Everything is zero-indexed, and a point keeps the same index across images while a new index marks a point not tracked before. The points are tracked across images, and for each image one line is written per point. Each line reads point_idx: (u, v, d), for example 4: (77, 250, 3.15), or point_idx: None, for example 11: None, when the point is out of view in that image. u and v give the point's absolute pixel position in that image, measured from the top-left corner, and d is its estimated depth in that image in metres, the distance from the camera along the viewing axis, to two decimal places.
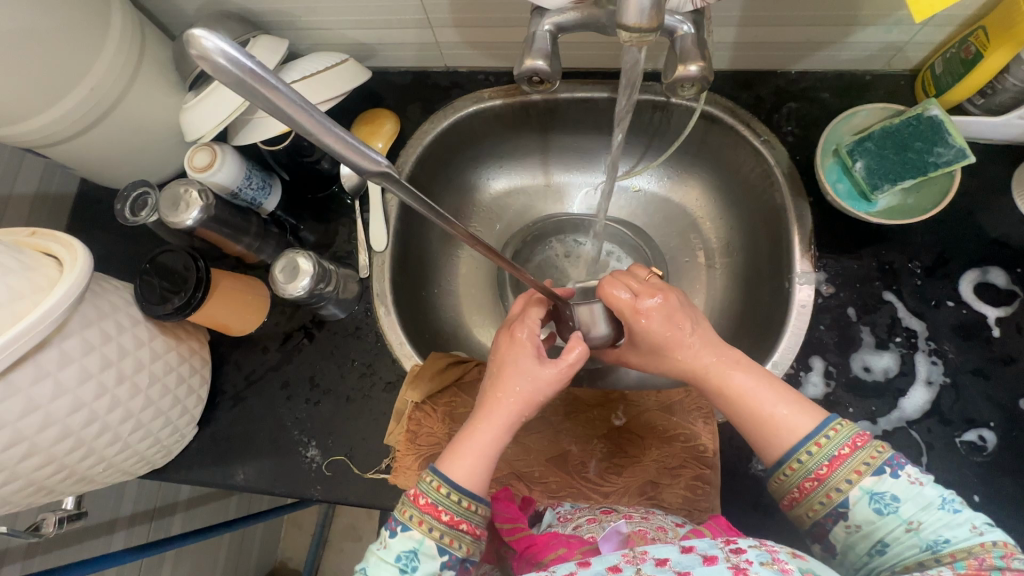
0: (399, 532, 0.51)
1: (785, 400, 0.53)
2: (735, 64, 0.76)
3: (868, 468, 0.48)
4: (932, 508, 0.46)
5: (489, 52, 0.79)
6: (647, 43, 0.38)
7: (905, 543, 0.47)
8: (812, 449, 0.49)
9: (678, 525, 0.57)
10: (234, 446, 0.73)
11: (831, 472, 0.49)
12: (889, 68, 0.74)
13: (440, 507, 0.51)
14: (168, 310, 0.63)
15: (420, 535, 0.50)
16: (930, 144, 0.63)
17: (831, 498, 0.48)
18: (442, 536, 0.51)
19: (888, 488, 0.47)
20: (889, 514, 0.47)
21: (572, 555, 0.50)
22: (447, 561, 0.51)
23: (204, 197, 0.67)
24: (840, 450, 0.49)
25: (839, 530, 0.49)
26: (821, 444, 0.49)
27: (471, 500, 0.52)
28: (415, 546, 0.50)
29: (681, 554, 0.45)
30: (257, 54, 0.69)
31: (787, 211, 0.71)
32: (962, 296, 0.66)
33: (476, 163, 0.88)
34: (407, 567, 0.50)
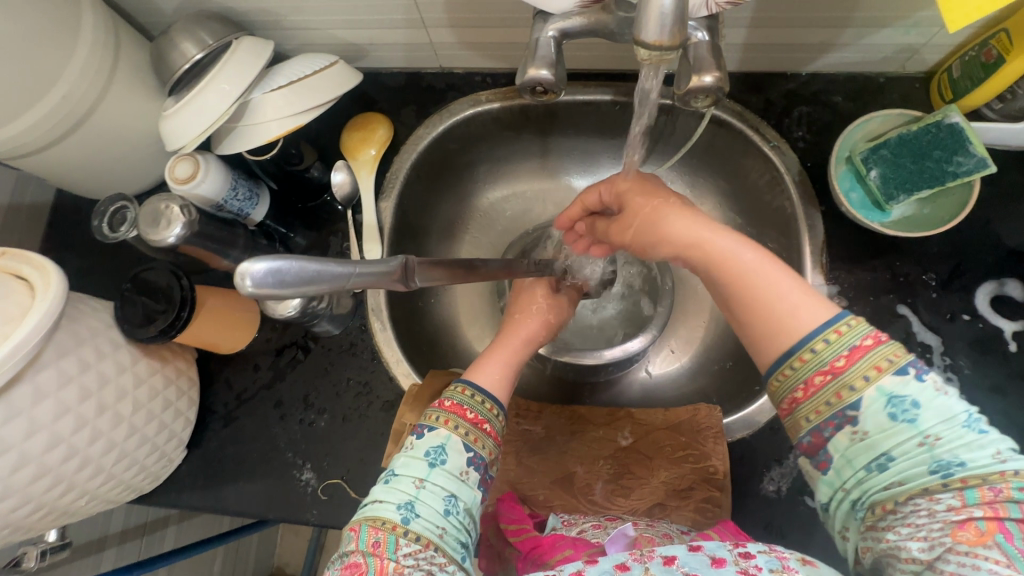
0: (427, 432, 0.52)
1: (793, 286, 0.46)
2: (744, 65, 0.72)
3: (891, 366, 0.41)
4: (955, 423, 0.39)
5: (487, 53, 0.75)
6: (667, 62, 0.34)
7: (913, 458, 0.40)
8: (831, 337, 0.42)
9: (682, 533, 0.57)
10: (225, 469, 0.70)
11: (849, 363, 0.41)
12: (903, 70, 0.71)
13: (467, 407, 0.54)
14: (151, 333, 0.60)
15: (446, 433, 0.52)
16: (949, 153, 0.60)
17: (842, 397, 0.41)
18: (467, 434, 0.52)
19: (908, 393, 0.40)
20: (903, 422, 0.40)
21: (579, 555, 0.50)
22: (472, 458, 0.51)
23: (186, 212, 0.62)
24: (862, 342, 0.41)
25: (842, 437, 0.42)
26: (841, 333, 0.42)
27: (492, 403, 0.55)
28: (442, 442, 0.51)
29: (687, 554, 0.46)
30: (240, 57, 0.65)
31: (797, 220, 0.69)
32: (978, 309, 0.64)
33: (473, 168, 0.84)
34: (435, 462, 0.50)
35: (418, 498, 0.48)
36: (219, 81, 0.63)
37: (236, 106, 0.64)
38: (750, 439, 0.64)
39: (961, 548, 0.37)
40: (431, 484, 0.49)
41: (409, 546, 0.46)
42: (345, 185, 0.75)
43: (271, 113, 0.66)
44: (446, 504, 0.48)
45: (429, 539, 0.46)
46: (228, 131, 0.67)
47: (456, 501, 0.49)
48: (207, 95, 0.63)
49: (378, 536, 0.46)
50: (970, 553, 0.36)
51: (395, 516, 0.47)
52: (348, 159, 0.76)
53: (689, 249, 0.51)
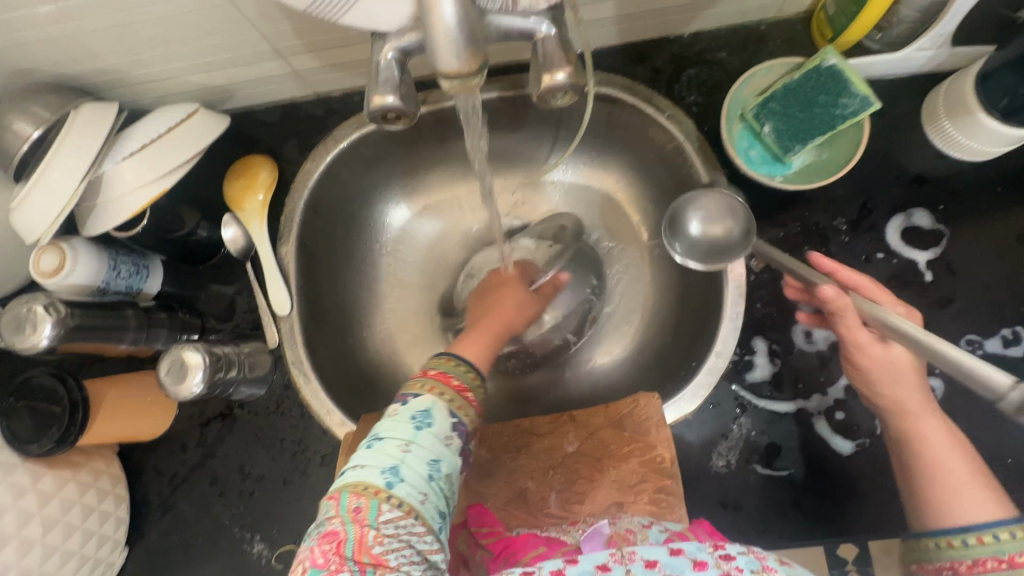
0: (413, 398, 0.51)
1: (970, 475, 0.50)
2: (625, 37, 0.70)
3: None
4: None
5: (358, 71, 0.70)
6: (473, 86, 0.36)
7: None
8: (971, 540, 0.46)
9: (646, 526, 0.54)
10: (172, 558, 0.66)
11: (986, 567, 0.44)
12: (783, 14, 0.69)
13: (451, 377, 0.54)
14: (45, 447, 0.56)
15: (432, 398, 0.51)
16: (834, 96, 0.59)
17: None
18: (452, 401, 0.52)
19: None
20: None
21: (553, 551, 0.50)
22: (456, 424, 0.51)
23: (53, 310, 0.58)
24: (1014, 555, 0.43)
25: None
26: (983, 540, 0.45)
27: (474, 371, 0.56)
28: (428, 406, 0.50)
29: (669, 556, 0.43)
30: (82, 125, 0.59)
31: (704, 186, 0.67)
32: (890, 245, 0.64)
33: (376, 190, 0.80)
34: (421, 424, 0.49)
35: (404, 462, 0.46)
36: (63, 157, 0.57)
37: (86, 182, 0.58)
38: (694, 417, 0.63)
39: None
40: (418, 444, 0.47)
41: (392, 512, 0.44)
42: (240, 238, 0.71)
43: (132, 183, 0.60)
44: (431, 469, 0.47)
45: (411, 506, 0.45)
46: (89, 210, 0.61)
47: (441, 465, 0.48)
48: (48, 179, 0.57)
49: (359, 502, 0.44)
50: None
51: (379, 482, 0.45)
52: (235, 211, 0.72)
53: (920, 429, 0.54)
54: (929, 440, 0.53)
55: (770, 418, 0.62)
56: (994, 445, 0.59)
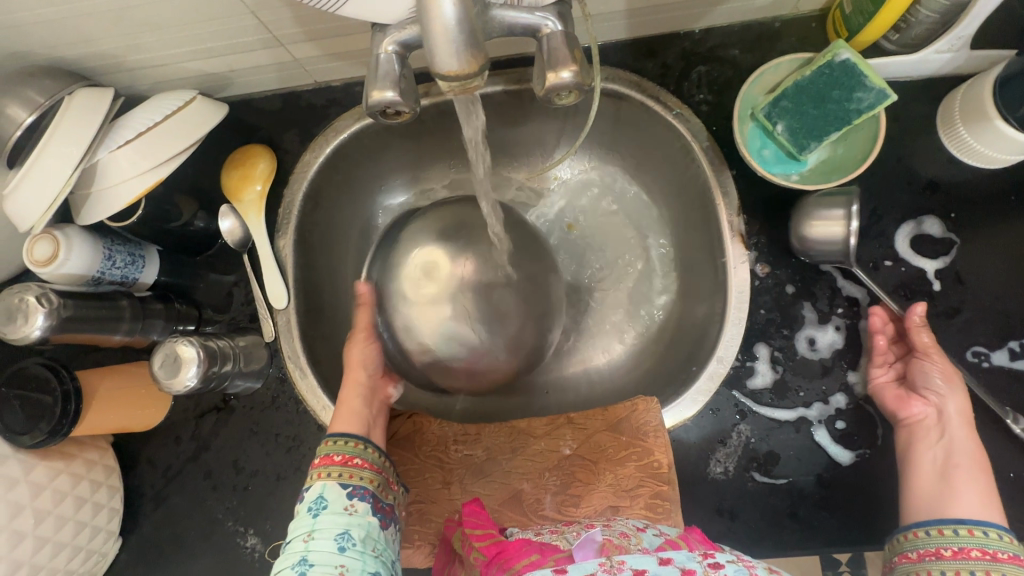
0: (306, 492, 0.54)
1: (986, 492, 0.53)
2: (634, 31, 0.68)
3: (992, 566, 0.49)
4: None
5: (360, 61, 0.68)
6: (472, 87, 0.35)
7: None
8: (960, 531, 0.51)
9: (641, 529, 0.54)
10: (165, 550, 0.66)
11: (966, 558, 0.49)
12: (798, 11, 0.67)
13: (349, 454, 0.57)
14: (39, 438, 0.55)
15: (320, 483, 0.54)
16: (848, 91, 0.57)
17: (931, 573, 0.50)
18: (341, 475, 0.55)
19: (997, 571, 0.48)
20: None
21: (545, 560, 0.48)
22: (352, 492, 0.54)
23: (46, 301, 0.57)
24: (996, 551, 0.49)
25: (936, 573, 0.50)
26: (972, 533, 0.50)
27: (357, 440, 0.58)
28: (319, 492, 0.53)
29: (657, 565, 0.44)
30: (76, 111, 0.57)
31: (711, 187, 0.66)
32: (899, 253, 0.62)
33: (378, 182, 0.79)
34: (317, 509, 0.52)
35: (310, 549, 0.49)
36: (56, 144, 0.56)
37: (80, 170, 0.57)
38: (693, 422, 0.62)
39: None
40: (318, 530, 0.51)
41: None
42: (237, 230, 0.70)
43: (126, 172, 0.59)
44: (340, 540, 0.50)
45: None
46: (83, 198, 0.60)
47: (349, 535, 0.51)
48: (41, 167, 0.56)
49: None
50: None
51: (291, 574, 0.47)
52: (233, 202, 0.70)
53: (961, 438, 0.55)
54: (960, 449, 0.54)
55: (769, 425, 0.61)
56: (995, 459, 0.59)
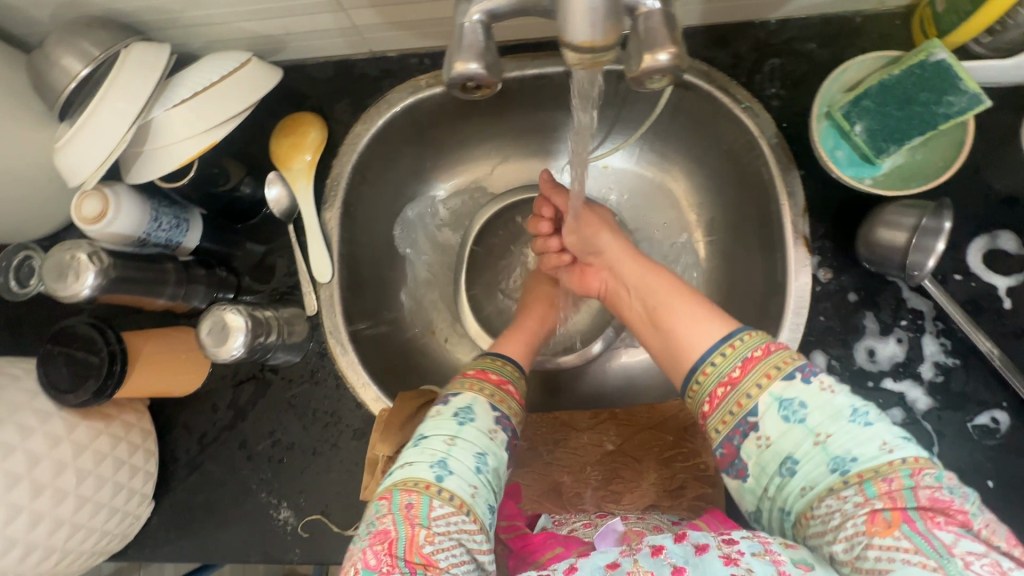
0: (454, 398, 0.53)
1: (699, 313, 0.54)
2: (708, 17, 0.65)
3: (780, 371, 0.46)
4: (840, 419, 0.43)
5: (419, 32, 0.66)
6: (602, 64, 0.34)
7: (814, 464, 0.43)
8: (722, 355, 0.49)
9: (675, 523, 0.54)
10: (198, 516, 0.66)
11: (744, 373, 0.47)
12: (882, 6, 0.63)
13: (490, 371, 0.56)
14: (84, 398, 0.55)
15: (472, 395, 0.53)
16: (938, 93, 0.54)
17: (741, 406, 0.46)
18: (492, 395, 0.54)
19: (796, 395, 0.45)
20: (796, 424, 0.44)
21: (569, 552, 0.48)
22: (498, 417, 0.52)
23: (96, 259, 0.56)
24: (752, 354, 0.48)
25: (750, 444, 0.46)
26: (734, 347, 0.48)
27: (516, 369, 0.58)
28: (470, 403, 0.52)
29: (673, 543, 0.43)
30: (133, 66, 0.56)
31: (776, 186, 0.63)
32: (970, 267, 0.60)
33: (425, 159, 0.77)
34: (465, 419, 0.50)
35: (451, 454, 0.48)
36: (111, 99, 0.54)
37: (135, 128, 0.56)
38: None
39: (874, 542, 0.38)
40: (462, 438, 0.49)
41: (443, 507, 0.45)
42: (283, 199, 0.68)
43: (179, 133, 0.57)
44: (478, 462, 0.48)
45: (462, 500, 0.45)
46: (135, 156, 0.59)
47: (486, 459, 0.49)
48: (95, 121, 0.54)
49: (410, 498, 0.45)
50: (883, 546, 0.38)
51: (428, 476, 0.46)
52: (281, 170, 0.69)
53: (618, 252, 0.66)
54: (637, 287, 0.62)
55: None
56: None
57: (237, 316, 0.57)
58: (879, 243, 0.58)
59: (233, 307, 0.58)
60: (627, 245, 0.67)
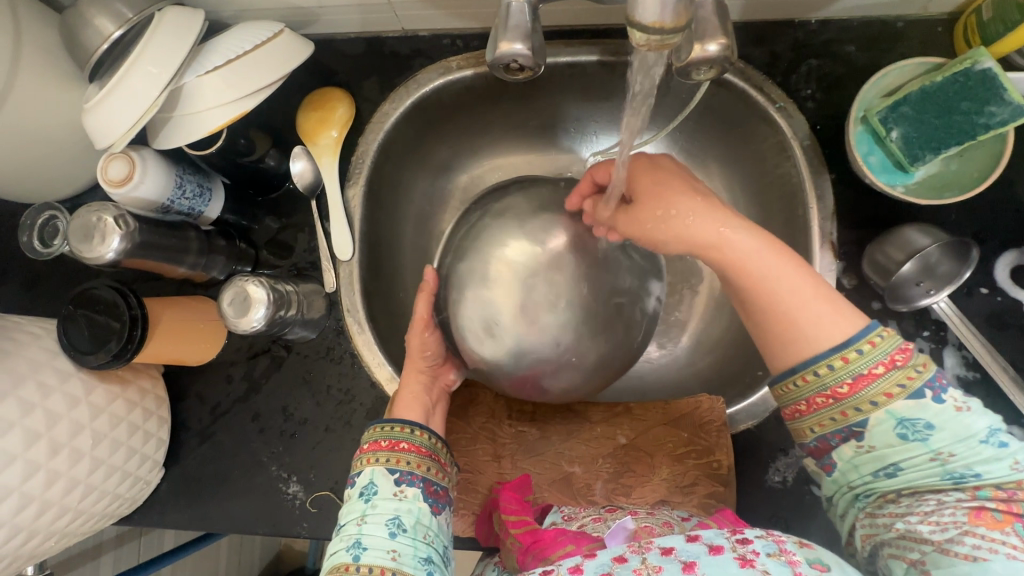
0: (357, 477, 0.51)
1: (806, 293, 0.45)
2: (748, 14, 0.64)
3: (903, 392, 0.42)
4: (972, 441, 0.41)
5: (453, 12, 0.65)
6: (668, 47, 0.33)
7: (925, 470, 0.42)
8: (836, 363, 0.43)
9: (684, 519, 0.54)
10: (208, 485, 0.66)
11: (852, 391, 0.43)
12: (925, 12, 0.62)
13: (394, 438, 0.53)
14: (104, 360, 0.55)
15: (370, 468, 0.51)
16: (980, 103, 0.53)
17: (847, 416, 0.43)
18: (389, 459, 0.51)
19: (923, 416, 0.42)
20: (915, 441, 0.42)
21: (580, 550, 0.47)
22: (400, 477, 0.51)
23: (122, 223, 0.56)
24: (871, 368, 0.42)
25: (848, 448, 0.44)
26: (848, 360, 0.43)
27: (405, 423, 0.54)
28: (369, 478, 0.50)
29: (685, 543, 0.43)
30: (165, 30, 0.55)
31: (805, 189, 0.63)
32: (996, 281, 0.59)
33: (450, 142, 0.76)
34: (368, 496, 0.49)
35: (363, 533, 0.47)
36: (146, 62, 0.54)
37: (167, 92, 0.55)
38: (755, 430, 0.61)
39: (976, 530, 0.38)
40: (369, 515, 0.48)
41: None
42: (307, 173, 0.68)
43: (211, 101, 0.57)
44: (389, 526, 0.47)
45: (383, 566, 0.45)
46: (163, 122, 0.58)
47: (400, 520, 0.48)
48: (128, 84, 0.53)
49: None
50: (987, 537, 0.37)
51: (346, 558, 0.46)
52: (307, 144, 0.68)
53: (690, 241, 0.50)
54: (724, 270, 0.49)
55: None
56: None
57: (260, 288, 0.57)
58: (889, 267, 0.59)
59: (254, 279, 0.58)
60: (716, 213, 0.50)
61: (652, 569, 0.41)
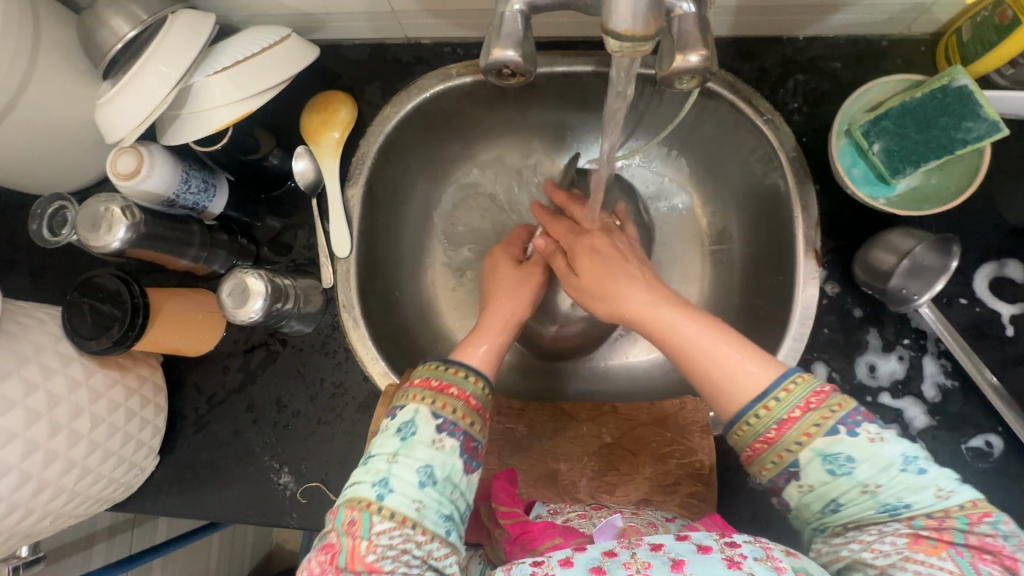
0: (399, 410, 0.51)
1: (719, 343, 0.49)
2: (739, 29, 0.66)
3: (821, 429, 0.44)
4: (892, 470, 0.43)
5: (454, 21, 0.67)
6: (641, 53, 0.36)
7: (862, 504, 0.43)
8: (761, 412, 0.45)
9: (668, 521, 0.55)
10: (200, 474, 0.68)
11: (780, 433, 0.44)
12: (908, 31, 0.65)
13: (432, 377, 0.53)
14: (105, 345, 0.56)
15: (414, 407, 0.51)
16: (958, 119, 0.55)
17: (782, 458, 0.45)
18: (433, 402, 0.51)
19: (842, 449, 0.43)
20: (843, 474, 0.43)
21: (568, 543, 0.49)
22: (442, 424, 0.50)
23: (129, 213, 0.59)
24: (790, 413, 0.44)
25: (793, 489, 0.46)
26: (770, 408, 0.45)
27: (458, 366, 0.54)
28: (410, 417, 0.50)
29: (674, 542, 0.45)
30: (179, 31, 0.57)
31: (791, 200, 0.65)
32: (975, 292, 0.61)
33: (449, 146, 0.78)
34: (406, 434, 0.49)
35: (392, 472, 0.47)
36: (156, 61, 0.56)
37: (175, 91, 0.57)
38: None
39: (918, 557, 0.41)
40: (403, 456, 0.48)
41: (384, 523, 0.46)
42: (309, 173, 0.70)
43: (217, 99, 0.59)
44: (420, 476, 0.47)
45: (404, 515, 0.46)
46: (172, 119, 0.61)
47: (431, 470, 0.48)
48: (138, 81, 0.56)
49: (354, 515, 0.46)
50: (927, 563, 0.40)
51: (370, 495, 0.47)
52: (309, 144, 0.71)
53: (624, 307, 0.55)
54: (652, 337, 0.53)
55: None
56: None
57: (260, 279, 0.60)
58: (877, 269, 0.60)
59: (253, 270, 0.60)
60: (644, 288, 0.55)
61: (640, 565, 0.42)
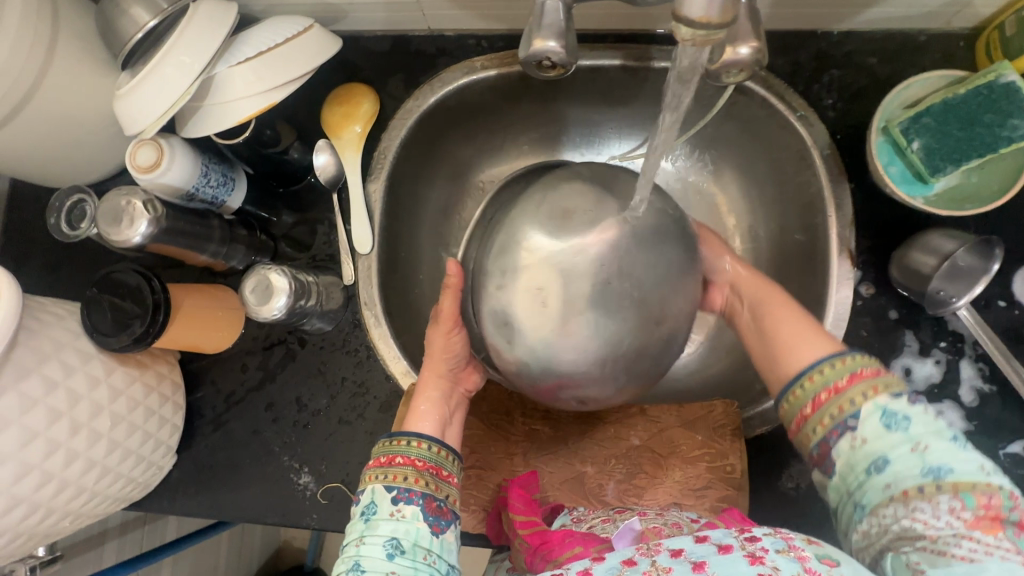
0: (360, 494, 0.50)
1: (803, 328, 0.51)
2: (773, 22, 0.64)
3: (888, 388, 0.43)
4: (944, 436, 0.41)
5: (480, 13, 0.66)
6: (715, 40, 0.34)
7: (908, 465, 0.40)
8: (835, 364, 0.46)
9: (694, 521, 0.53)
10: (218, 473, 0.67)
11: (850, 384, 0.44)
12: (947, 26, 0.63)
13: (384, 449, 0.52)
14: (125, 343, 0.55)
15: (370, 487, 0.49)
16: (1004, 116, 0.54)
17: (843, 410, 0.44)
18: (386, 476, 0.49)
19: (904, 409, 0.42)
20: (897, 432, 0.42)
21: (588, 552, 0.46)
22: (398, 495, 0.48)
23: (150, 207, 0.58)
24: (862, 368, 0.45)
25: (844, 446, 0.43)
26: (844, 360, 0.46)
27: (401, 436, 0.52)
28: (368, 499, 0.49)
29: (694, 544, 0.42)
30: (201, 21, 0.56)
31: (824, 199, 0.63)
32: (1014, 295, 0.60)
33: (470, 141, 0.77)
34: (367, 515, 0.48)
35: (361, 554, 0.46)
36: (178, 51, 0.54)
37: (198, 82, 0.56)
38: (768, 436, 0.61)
39: (972, 534, 0.37)
40: (367, 537, 0.47)
41: None
42: (329, 167, 0.68)
43: (239, 91, 0.58)
44: (387, 549, 0.46)
45: None
46: (193, 111, 0.59)
47: (398, 541, 0.46)
48: (160, 71, 0.54)
49: None
50: (982, 541, 0.36)
51: None
52: (330, 138, 0.69)
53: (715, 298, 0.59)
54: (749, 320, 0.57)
55: None
56: None
57: (284, 275, 0.59)
58: (917, 269, 0.59)
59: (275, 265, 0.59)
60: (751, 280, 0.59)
61: (661, 571, 0.39)
